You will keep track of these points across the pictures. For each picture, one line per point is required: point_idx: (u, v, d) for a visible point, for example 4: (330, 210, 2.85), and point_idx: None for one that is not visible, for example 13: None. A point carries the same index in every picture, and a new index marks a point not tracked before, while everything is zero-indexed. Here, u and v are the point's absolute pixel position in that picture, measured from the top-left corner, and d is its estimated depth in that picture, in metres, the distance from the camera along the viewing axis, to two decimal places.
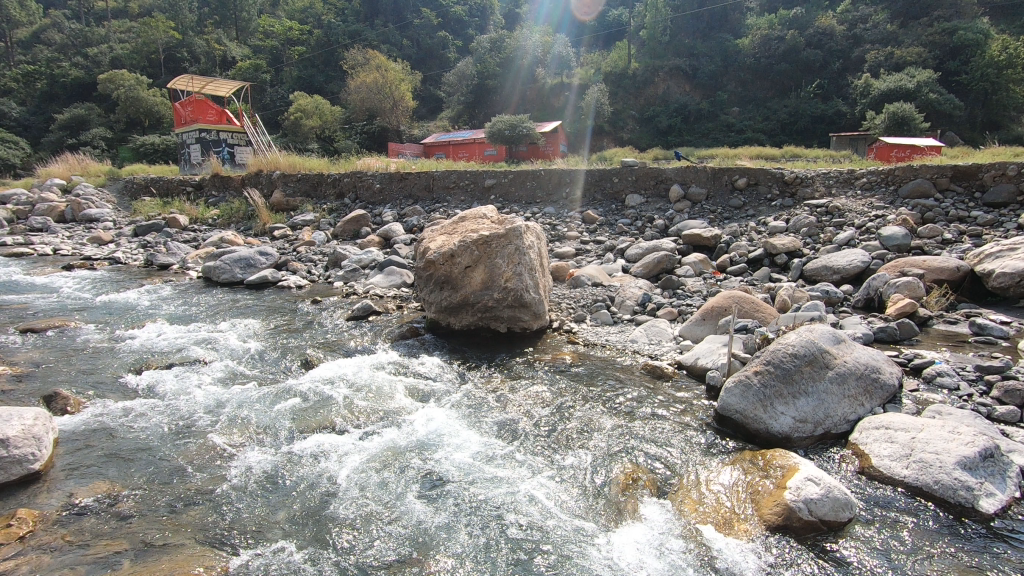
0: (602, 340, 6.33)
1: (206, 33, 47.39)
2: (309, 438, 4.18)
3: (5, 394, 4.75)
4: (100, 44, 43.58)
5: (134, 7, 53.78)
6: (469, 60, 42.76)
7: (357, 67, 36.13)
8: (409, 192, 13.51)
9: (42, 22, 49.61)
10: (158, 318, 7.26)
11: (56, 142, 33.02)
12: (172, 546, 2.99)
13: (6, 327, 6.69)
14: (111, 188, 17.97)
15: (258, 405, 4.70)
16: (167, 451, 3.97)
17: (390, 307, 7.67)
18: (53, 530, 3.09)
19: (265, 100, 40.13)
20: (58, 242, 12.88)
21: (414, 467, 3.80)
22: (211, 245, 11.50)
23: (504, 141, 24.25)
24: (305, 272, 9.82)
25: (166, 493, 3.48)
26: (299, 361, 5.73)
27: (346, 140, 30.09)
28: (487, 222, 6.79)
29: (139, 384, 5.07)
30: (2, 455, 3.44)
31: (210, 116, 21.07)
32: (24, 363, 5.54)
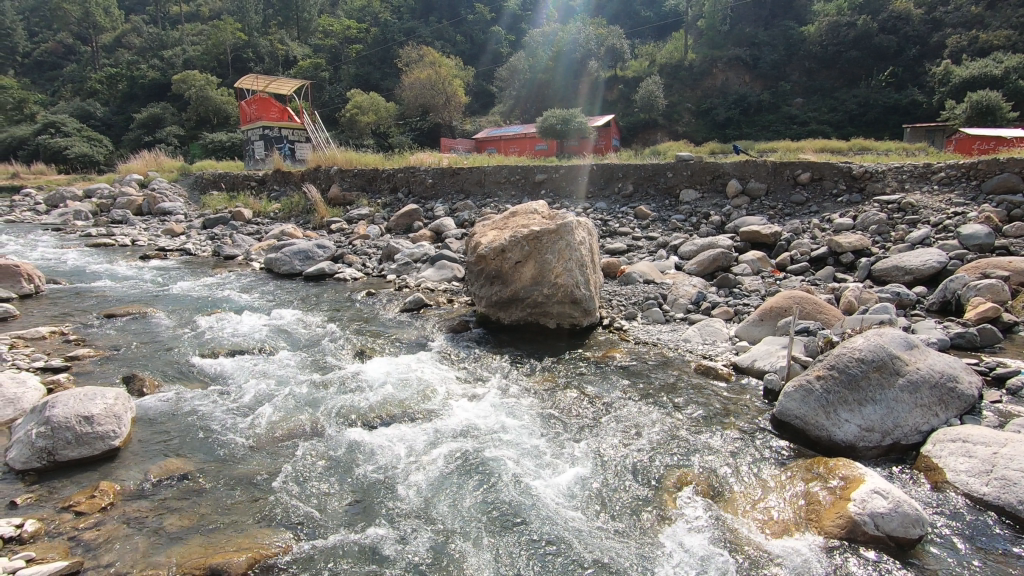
0: (653, 339, 6.22)
1: (270, 34, 49.38)
2: (363, 429, 4.28)
3: (91, 375, 5.15)
4: (175, 47, 46.22)
5: (203, 10, 56.55)
6: (521, 55, 42.73)
7: (412, 64, 36.68)
8: (461, 187, 13.61)
9: (124, 27, 52.98)
10: (223, 307, 7.61)
11: (134, 140, 35.27)
12: (234, 526, 3.14)
13: (91, 313, 7.23)
14: (184, 183, 19.13)
15: (313, 394, 4.87)
16: (229, 435, 4.15)
17: (441, 301, 7.81)
18: (129, 503, 3.31)
19: (323, 98, 41.53)
20: (136, 233, 13.82)
21: (465, 463, 3.81)
22: (273, 237, 12.04)
23: (555, 135, 23.83)
24: (359, 266, 10.09)
25: (231, 473, 3.68)
26: (354, 353, 5.90)
27: (400, 136, 30.83)
28: (537, 217, 6.79)
29: (209, 369, 5.37)
30: (88, 431, 3.72)
31: (274, 113, 21.74)
32: (108, 346, 5.99)
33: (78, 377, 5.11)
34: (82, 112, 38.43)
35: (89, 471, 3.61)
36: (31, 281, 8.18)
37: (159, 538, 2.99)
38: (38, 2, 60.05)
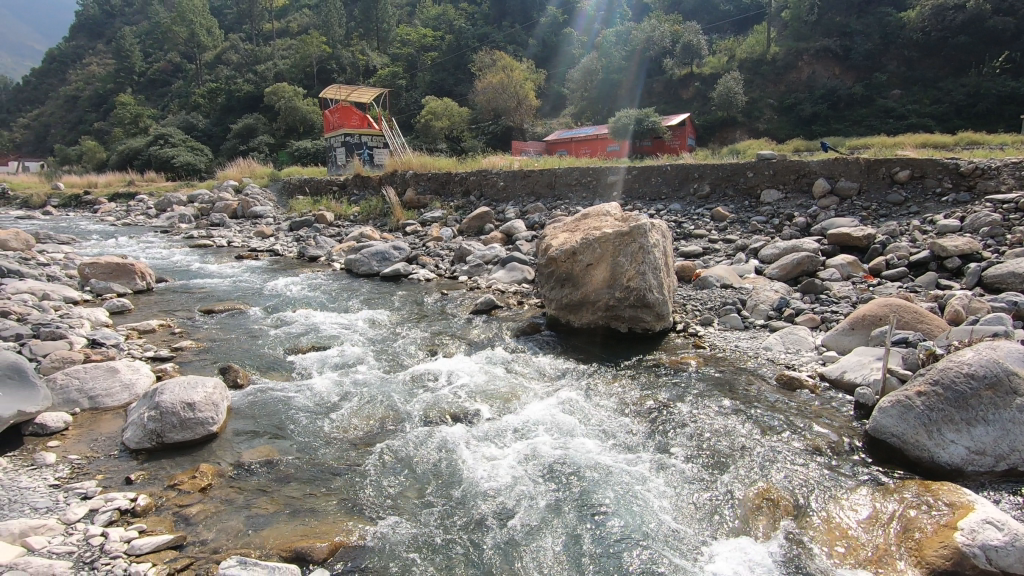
0: (730, 346, 5.97)
1: (352, 46, 51.83)
2: (435, 426, 4.39)
3: (193, 365, 5.61)
4: (268, 62, 49.59)
5: (294, 27, 60.39)
6: (594, 56, 42.34)
7: (485, 68, 37.27)
8: (532, 190, 13.65)
9: (224, 46, 57.45)
10: (307, 305, 8.06)
11: (231, 149, 38.15)
12: (316, 512, 3.31)
13: (193, 308, 7.88)
14: (273, 188, 20.47)
15: (388, 390, 5.06)
16: (311, 426, 4.39)
17: (512, 302, 7.89)
18: (224, 484, 3.58)
19: (400, 104, 43.07)
20: (232, 235, 14.95)
21: (534, 464, 3.83)
22: (353, 239, 12.62)
23: (630, 136, 23.74)
24: (433, 267, 10.38)
25: (314, 462, 3.88)
26: (428, 352, 6.07)
27: (473, 140, 31.45)
28: (610, 219, 6.70)
29: (295, 363, 5.72)
30: (190, 417, 4.05)
31: (354, 120, 23.19)
32: (207, 339, 6.51)
33: (182, 366, 5.58)
34: (187, 124, 42.12)
35: (191, 453, 3.94)
36: (144, 278, 9.06)
37: (250, 519, 3.21)
38: (153, 26, 66.41)
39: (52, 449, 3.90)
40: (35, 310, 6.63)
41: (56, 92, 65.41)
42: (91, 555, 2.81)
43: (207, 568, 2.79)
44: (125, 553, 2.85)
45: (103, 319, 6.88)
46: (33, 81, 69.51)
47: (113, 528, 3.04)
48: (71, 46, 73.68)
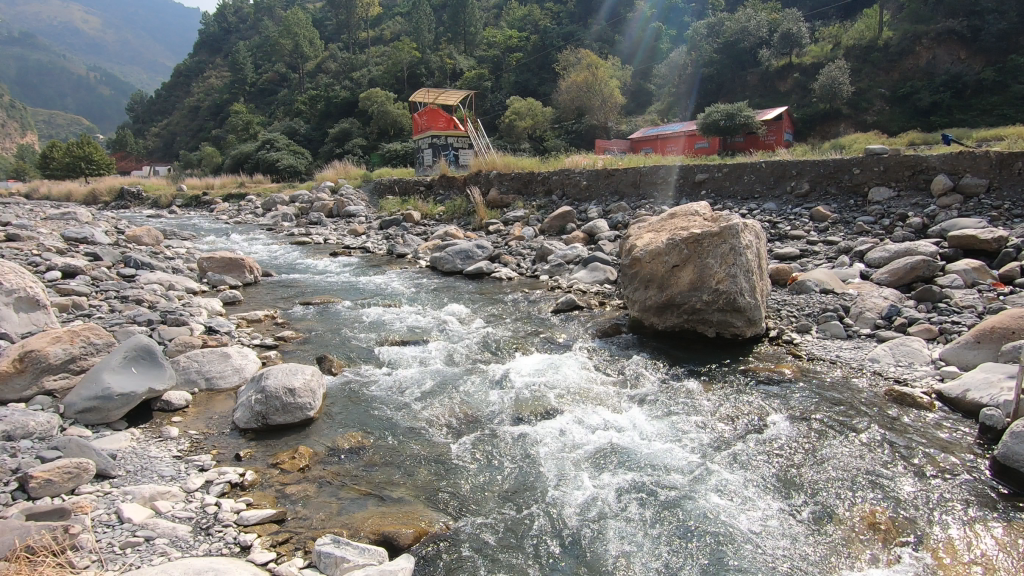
0: (830, 356, 5.56)
1: (440, 50, 53.46)
2: (516, 423, 4.45)
3: (293, 354, 6.03)
4: (363, 70, 52.29)
5: (387, 35, 63.24)
6: (683, 50, 40.88)
7: (569, 67, 37.09)
8: (616, 189, 13.41)
9: (323, 55, 61.21)
10: (395, 300, 8.42)
11: (328, 152, 40.64)
12: (403, 499, 3.47)
13: (294, 301, 8.48)
14: (366, 188, 21.57)
15: (470, 385, 5.18)
16: (398, 416, 4.59)
17: (594, 303, 7.80)
18: (321, 467, 3.83)
19: (485, 106, 43.84)
20: (328, 233, 15.92)
21: (616, 469, 3.79)
22: (438, 238, 13.03)
23: (719, 132, 22.26)
24: (514, 266, 10.49)
25: (402, 451, 4.05)
26: (509, 350, 6.15)
27: (556, 140, 31.42)
28: (699, 219, 6.44)
29: (383, 355, 5.99)
30: (291, 401, 4.36)
31: (441, 122, 23.62)
32: (306, 330, 6.97)
33: (284, 355, 6.02)
34: (290, 129, 45.32)
35: (291, 435, 4.25)
36: (251, 271, 9.86)
37: (343, 501, 3.41)
38: (264, 40, 72.11)
39: (175, 424, 4.34)
40: (162, 299, 7.42)
41: (181, 103, 72.68)
42: (207, 522, 3.10)
43: (305, 544, 2.99)
44: (235, 523, 3.12)
45: (218, 308, 7.58)
46: (163, 93, 77.70)
47: (224, 499, 3.34)
48: (194, 62, 81.62)
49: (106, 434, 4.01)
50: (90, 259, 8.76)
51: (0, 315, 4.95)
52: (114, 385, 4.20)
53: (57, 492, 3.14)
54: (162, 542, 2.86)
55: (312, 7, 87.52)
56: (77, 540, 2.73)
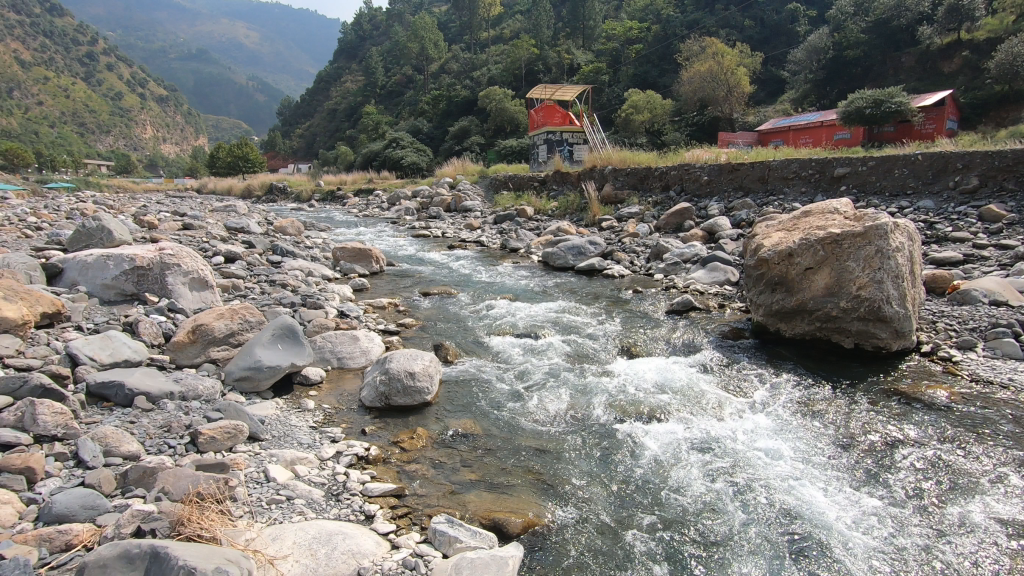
0: (998, 378, 4.79)
1: (558, 46, 53.46)
2: (625, 424, 4.37)
3: (414, 341, 6.40)
4: (483, 69, 53.90)
5: (507, 34, 64.50)
6: (824, 31, 37.18)
7: (692, 57, 35.39)
8: (740, 184, 12.57)
9: (447, 57, 63.88)
10: (507, 294, 8.63)
11: (448, 149, 42.52)
12: (512, 488, 3.55)
13: (414, 291, 8.99)
14: (482, 184, 22.28)
15: (579, 380, 5.18)
16: (507, 407, 4.69)
17: (712, 305, 7.40)
18: (436, 448, 4.03)
19: (602, 100, 43.19)
20: (446, 227, 16.68)
21: (733, 480, 3.61)
22: (550, 233, 13.11)
23: (863, 122, 20.02)
24: (627, 263, 10.27)
25: (510, 440, 4.16)
26: (620, 349, 6.03)
27: (674, 133, 30.19)
28: (838, 217, 5.86)
29: (495, 347, 6.15)
30: (411, 384, 4.64)
31: (557, 118, 24.20)
32: (425, 318, 7.37)
33: (405, 341, 6.40)
34: (415, 128, 48.05)
35: (411, 416, 4.53)
36: (377, 261, 10.61)
37: (456, 484, 3.56)
38: (394, 45, 76.91)
39: (312, 397, 4.80)
40: (303, 283, 8.25)
41: (322, 107, 79.83)
42: (337, 489, 3.39)
43: (422, 520, 3.17)
44: (362, 493, 3.38)
45: (349, 294, 8.25)
46: (307, 98, 85.87)
47: (352, 470, 3.64)
48: (334, 68, 88.97)
49: (256, 401, 4.53)
50: (246, 246, 9.97)
51: (178, 292, 5.81)
52: (264, 358, 4.75)
53: (218, 449, 3.61)
54: (299, 502, 3.18)
55: (438, 10, 91.30)
56: (235, 492, 3.12)
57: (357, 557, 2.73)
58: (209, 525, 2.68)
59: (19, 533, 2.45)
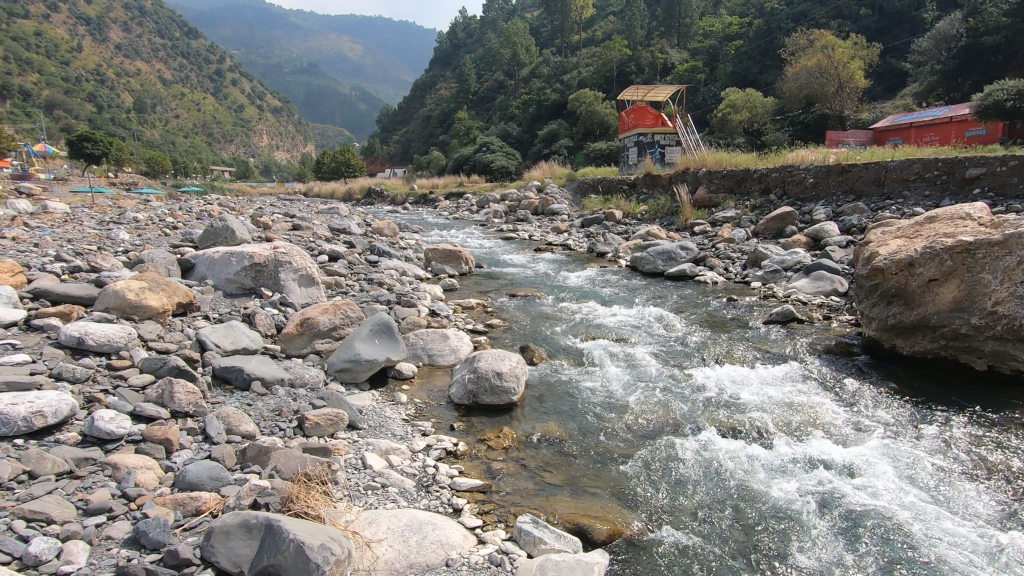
0: None
1: (652, 46, 52.17)
2: (716, 438, 4.19)
3: (500, 341, 6.51)
4: (573, 72, 53.84)
5: (599, 35, 63.87)
6: (956, 16, 33.39)
7: (799, 50, 33.20)
8: (850, 187, 11.61)
9: (537, 61, 64.31)
10: (593, 298, 8.57)
11: (537, 152, 42.88)
12: (596, 495, 3.52)
13: (502, 292, 9.15)
14: (570, 188, 22.27)
15: (668, 390, 5.04)
16: (591, 413, 4.65)
17: (816, 316, 6.91)
18: (521, 448, 4.07)
19: (697, 100, 41.61)
20: (533, 229, 16.84)
21: (838, 508, 3.36)
22: (639, 237, 12.84)
23: (999, 117, 17.57)
24: (721, 270, 9.83)
25: (596, 446, 4.13)
26: (712, 359, 5.79)
27: (775, 133, 28.50)
28: (970, 223, 5.26)
29: (581, 351, 6.12)
30: (498, 383, 4.73)
31: (649, 120, 23.42)
32: (512, 319, 7.49)
33: (492, 341, 6.54)
34: (505, 133, 48.97)
35: (497, 415, 4.63)
36: (466, 262, 10.91)
37: (540, 486, 3.59)
38: (487, 52, 78.70)
39: (405, 391, 5.03)
40: (398, 282, 8.68)
41: (417, 114, 83.31)
42: (427, 480, 3.54)
43: (507, 518, 3.22)
44: (450, 486, 3.50)
45: (440, 293, 8.58)
46: (404, 106, 90.05)
47: (441, 463, 3.77)
48: (429, 76, 92.59)
49: (355, 392, 4.82)
50: (348, 246, 10.66)
51: (289, 287, 6.33)
52: (363, 352, 5.04)
53: (321, 434, 3.88)
54: (393, 491, 3.35)
55: (530, 16, 92.24)
56: (337, 475, 3.35)
57: (446, 548, 2.83)
58: (314, 504, 2.89)
59: (158, 496, 2.78)
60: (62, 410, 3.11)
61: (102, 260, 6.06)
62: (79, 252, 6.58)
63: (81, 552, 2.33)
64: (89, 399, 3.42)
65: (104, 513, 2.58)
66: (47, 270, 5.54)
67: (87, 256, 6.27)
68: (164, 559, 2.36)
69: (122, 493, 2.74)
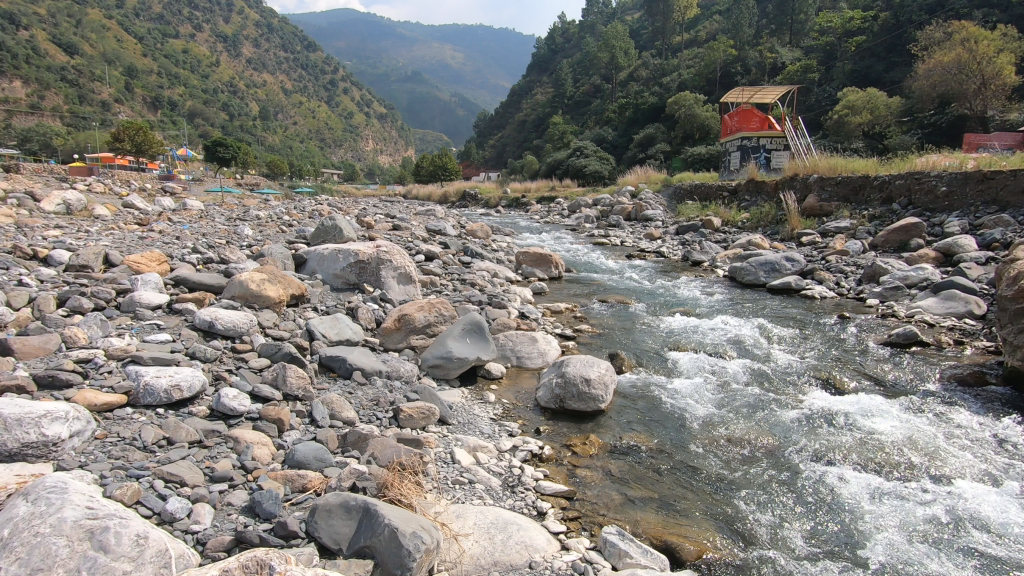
0: None
1: (760, 45, 49.36)
2: (819, 464, 3.90)
3: (589, 347, 6.45)
4: (674, 75, 52.22)
5: (703, 36, 61.36)
6: None
7: (933, 45, 29.93)
8: (992, 196, 10.25)
9: (636, 64, 62.90)
10: (689, 308, 8.24)
11: (632, 157, 42.06)
12: (685, 512, 3.39)
13: (592, 297, 9.07)
14: (665, 194, 21.62)
15: (767, 408, 4.77)
16: (683, 427, 4.47)
17: (945, 341, 6.17)
18: (606, 456, 4.02)
19: (809, 102, 38.81)
20: (625, 235, 16.54)
21: (964, 558, 2.97)
22: (739, 246, 12.18)
23: None
24: (832, 284, 9.09)
25: (689, 463, 3.95)
26: (820, 380, 5.36)
27: (901, 136, 25.86)
28: None
29: (674, 362, 5.93)
30: (586, 390, 4.67)
31: (754, 123, 21.60)
32: (601, 325, 7.39)
33: (580, 346, 6.49)
34: (599, 138, 48.54)
35: (584, 421, 4.59)
36: (556, 267, 10.90)
37: (627, 498, 3.50)
38: (584, 56, 78.34)
39: (493, 391, 5.13)
40: (489, 283, 8.89)
41: (513, 119, 84.70)
42: (513, 481, 3.58)
43: (591, 526, 3.19)
44: (535, 489, 3.51)
45: (530, 296, 8.65)
46: (500, 112, 91.93)
47: (527, 465, 3.80)
48: (526, 82, 93.68)
49: (446, 388, 5.00)
50: (443, 247, 11.05)
51: (388, 285, 6.67)
52: (454, 350, 5.20)
53: (414, 426, 4.05)
54: (480, 487, 3.43)
55: (630, 18, 90.54)
56: (427, 467, 3.48)
57: (530, 550, 2.84)
58: (407, 492, 3.01)
59: (272, 470, 3.04)
60: (196, 385, 3.49)
61: (231, 252, 6.74)
62: (212, 246, 7.35)
63: (207, 514, 2.59)
64: (216, 376, 3.81)
65: (227, 481, 2.87)
66: (186, 260, 6.25)
67: (219, 249, 7.00)
68: (274, 529, 2.56)
69: (241, 465, 3.02)
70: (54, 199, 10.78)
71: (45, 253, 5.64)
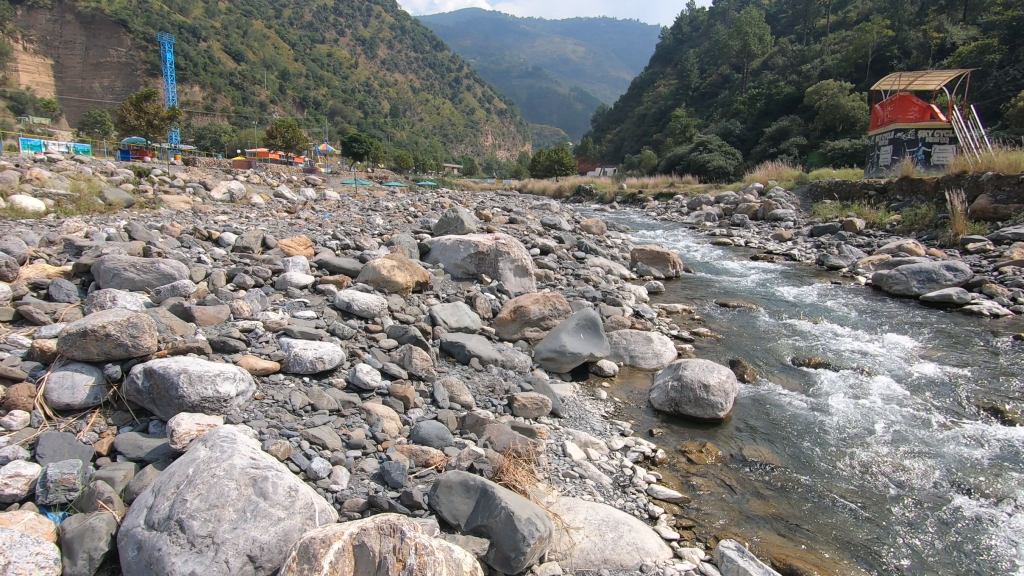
0: None
1: (924, 24, 43.35)
2: (985, 507, 3.38)
3: (708, 352, 6.15)
4: (816, 62, 47.59)
5: (854, 15, 55.13)
6: None
7: None
8: None
9: (771, 51, 58.31)
10: (821, 317, 7.56)
11: (761, 152, 39.24)
12: (813, 539, 3.11)
13: (711, 299, 8.64)
14: (799, 191, 19.92)
15: (917, 435, 4.23)
16: (813, 446, 4.11)
17: None
18: (723, 468, 3.82)
19: (986, 87, 33.42)
20: (750, 236, 15.48)
21: None
22: (886, 251, 10.88)
23: None
24: (1006, 299, 7.83)
25: (818, 486, 3.63)
26: (985, 410, 4.66)
27: None
28: None
29: (803, 374, 5.48)
30: (704, 396, 4.47)
31: (912, 112, 19.50)
32: (721, 330, 7.02)
33: (699, 351, 6.20)
34: (726, 131, 45.77)
35: (702, 428, 4.39)
36: (674, 266, 10.50)
37: (745, 513, 3.31)
38: (714, 45, 74.05)
39: (604, 388, 5.09)
40: (603, 280, 8.79)
41: (633, 112, 82.43)
42: (624, 481, 3.53)
43: (707, 539, 3.05)
44: (647, 492, 3.44)
45: (644, 295, 8.43)
46: (620, 105, 89.89)
47: (639, 467, 3.72)
48: (648, 74, 90.54)
49: (558, 381, 5.03)
50: (557, 241, 11.11)
51: (506, 276, 6.87)
52: (568, 344, 5.22)
53: (526, 416, 4.13)
54: (590, 483, 3.43)
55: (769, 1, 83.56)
56: (539, 457, 3.55)
57: (641, 553, 2.79)
58: (521, 479, 3.11)
59: (399, 443, 3.27)
60: (335, 359, 3.85)
61: (365, 240, 7.31)
62: (348, 233, 8.01)
63: (344, 476, 2.85)
64: (352, 352, 4.16)
65: (360, 449, 3.13)
66: (327, 246, 6.89)
67: (354, 236, 7.60)
68: (401, 498, 2.75)
69: (372, 436, 3.28)
70: (221, 188, 12.41)
71: (217, 235, 6.51)
